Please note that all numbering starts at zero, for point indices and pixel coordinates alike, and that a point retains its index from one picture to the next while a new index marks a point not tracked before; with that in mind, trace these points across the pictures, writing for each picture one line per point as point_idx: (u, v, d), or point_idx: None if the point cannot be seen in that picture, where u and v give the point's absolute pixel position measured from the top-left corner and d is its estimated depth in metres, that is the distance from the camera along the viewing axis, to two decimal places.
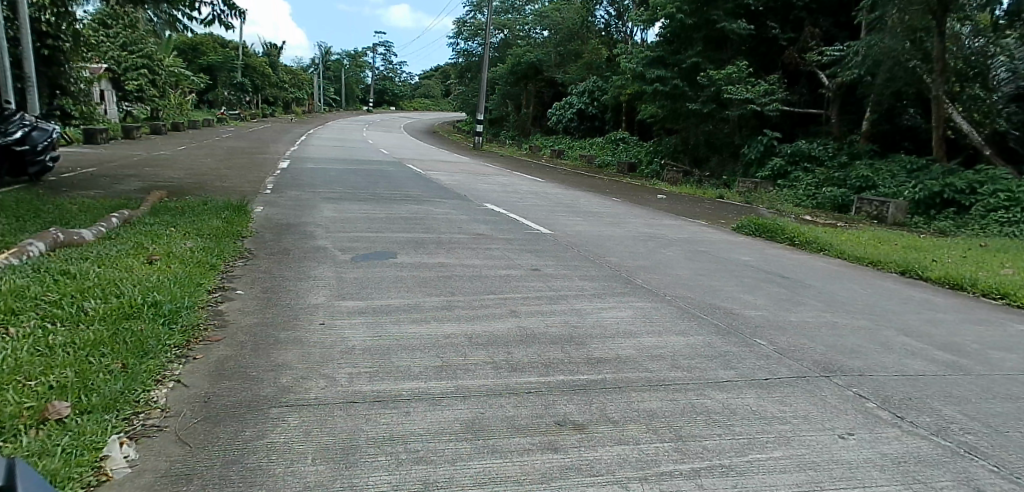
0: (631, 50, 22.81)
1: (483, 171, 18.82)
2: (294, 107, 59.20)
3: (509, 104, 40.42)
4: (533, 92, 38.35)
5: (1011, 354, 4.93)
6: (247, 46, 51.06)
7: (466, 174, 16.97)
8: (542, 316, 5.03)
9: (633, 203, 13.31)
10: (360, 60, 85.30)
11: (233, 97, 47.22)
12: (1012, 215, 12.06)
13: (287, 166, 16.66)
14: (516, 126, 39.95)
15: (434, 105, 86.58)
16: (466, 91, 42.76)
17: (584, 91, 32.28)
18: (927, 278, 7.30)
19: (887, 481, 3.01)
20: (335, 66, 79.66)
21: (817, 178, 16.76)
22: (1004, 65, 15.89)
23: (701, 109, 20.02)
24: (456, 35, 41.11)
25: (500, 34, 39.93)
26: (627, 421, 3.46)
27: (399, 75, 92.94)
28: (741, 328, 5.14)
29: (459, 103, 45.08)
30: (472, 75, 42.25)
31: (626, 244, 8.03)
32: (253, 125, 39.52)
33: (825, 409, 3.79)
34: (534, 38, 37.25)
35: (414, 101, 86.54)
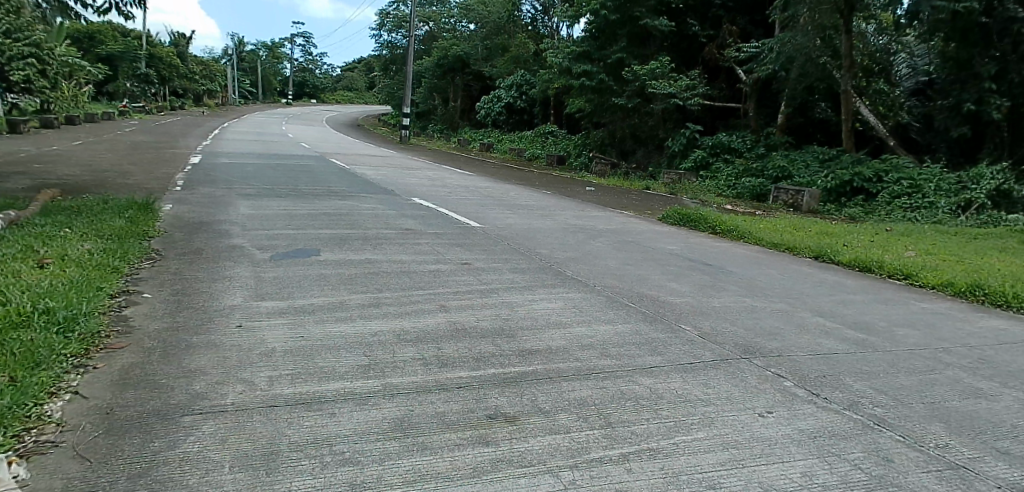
0: (557, 45, 23.01)
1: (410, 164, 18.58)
2: (205, 99, 56.62)
3: (435, 97, 40.21)
4: (460, 85, 38.28)
5: (914, 330, 5.29)
6: (152, 35, 48.42)
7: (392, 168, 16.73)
8: (473, 310, 4.97)
9: (561, 195, 13.45)
10: (278, 52, 82.62)
11: (136, 88, 44.55)
12: (913, 202, 13.12)
13: (197, 161, 15.87)
14: (444, 119, 39.70)
15: (358, 98, 85.01)
16: (390, 84, 42.19)
17: (511, 85, 32.44)
18: (840, 262, 7.70)
19: (805, 455, 3.16)
20: (250, 58, 76.73)
21: (737, 169, 17.42)
22: (905, 62, 17.44)
23: (626, 103, 20.44)
24: (379, 26, 40.48)
25: (425, 26, 40.06)
26: (558, 411, 3.47)
27: (318, 69, 90.61)
28: (667, 314, 5.27)
29: (384, 96, 44.31)
30: (397, 67, 41.65)
31: (555, 235, 8.08)
32: (161, 119, 37.53)
33: (746, 390, 3.93)
34: (460, 31, 37.21)
35: (337, 94, 84.51)
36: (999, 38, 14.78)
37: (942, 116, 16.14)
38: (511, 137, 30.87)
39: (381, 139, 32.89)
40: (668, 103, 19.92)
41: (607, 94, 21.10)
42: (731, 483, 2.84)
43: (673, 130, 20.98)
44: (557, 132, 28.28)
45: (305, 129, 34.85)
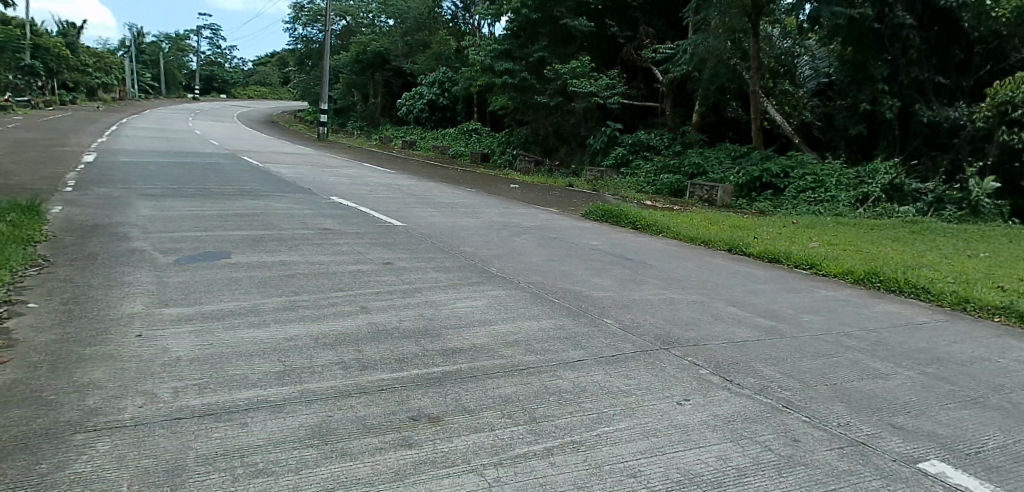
0: (478, 43, 23.02)
1: (328, 163, 18.05)
2: (101, 93, 52.85)
3: (354, 93, 39.39)
4: (380, 81, 37.64)
5: (818, 316, 5.63)
6: (36, 23, 44.71)
7: (309, 166, 16.19)
8: (395, 310, 4.88)
9: (485, 192, 13.45)
10: (183, 44, 78.39)
11: (20, 81, 40.98)
12: (818, 196, 13.94)
13: (92, 159, 14.81)
14: (364, 116, 38.87)
15: (272, 93, 81.97)
16: (307, 79, 40.96)
17: (433, 81, 32.32)
18: (751, 253, 8.07)
19: (719, 439, 3.28)
20: (151, 49, 72.31)
21: (656, 166, 17.96)
22: (808, 64, 18.66)
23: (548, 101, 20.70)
24: (293, 20, 39.27)
25: (342, 21, 39.34)
26: (483, 409, 3.45)
27: (228, 62, 86.66)
28: (591, 308, 5.37)
29: (300, 91, 42.85)
30: (313, 62, 40.44)
31: (480, 233, 8.06)
32: (50, 115, 34.70)
33: (665, 379, 4.04)
34: (378, 26, 36.62)
35: (249, 89, 81.05)
36: (889, 43, 16.20)
37: (841, 115, 17.35)
38: (434, 134, 30.65)
39: (300, 136, 31.84)
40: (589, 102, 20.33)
41: (530, 93, 21.28)
42: (651, 472, 2.92)
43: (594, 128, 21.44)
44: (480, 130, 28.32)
45: (215, 125, 33.17)
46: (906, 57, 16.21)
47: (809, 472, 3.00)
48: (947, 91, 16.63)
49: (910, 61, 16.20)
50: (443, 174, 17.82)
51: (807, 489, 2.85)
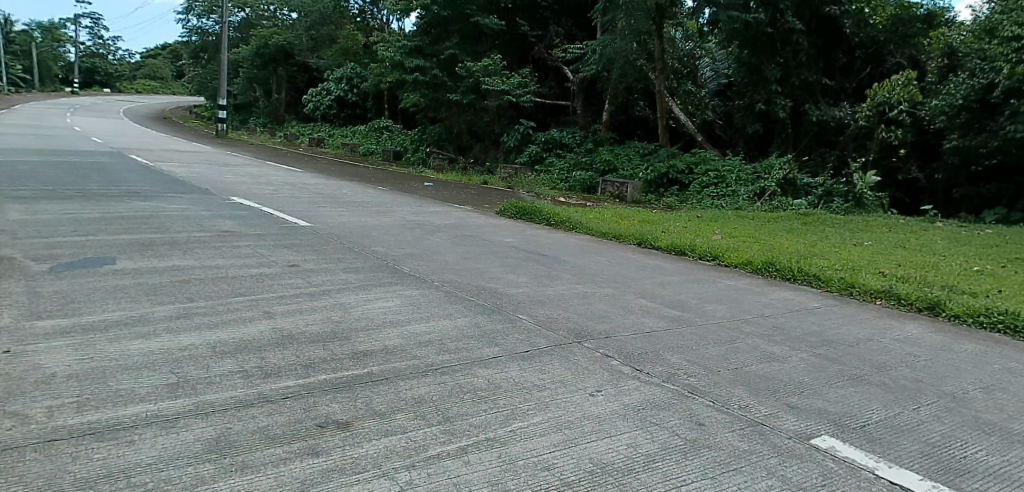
0: (388, 39, 22.61)
1: (230, 161, 17.17)
2: None
3: (256, 89, 37.71)
4: (284, 76, 36.24)
5: (721, 305, 5.91)
6: None
7: (207, 165, 15.32)
8: (301, 314, 4.69)
9: (396, 190, 13.23)
10: (59, 34, 72.21)
11: None
12: (720, 191, 14.69)
13: None
14: (268, 113, 37.26)
15: (165, 88, 77.06)
16: (203, 73, 38.80)
17: (341, 77, 31.32)
18: (659, 247, 8.37)
19: (629, 427, 3.36)
20: (21, 38, 66.13)
21: (569, 163, 18.28)
22: (709, 66, 19.56)
23: (461, 99, 20.63)
24: (186, 10, 37.08)
25: (241, 13, 37.58)
26: (395, 411, 3.37)
27: (113, 54, 80.64)
28: (505, 305, 5.37)
29: (196, 86, 40.51)
30: (210, 55, 38.35)
31: (392, 232, 7.91)
32: None
33: (577, 371, 4.11)
34: (281, 19, 35.24)
35: (139, 82, 75.80)
36: (781, 46, 17.18)
37: (739, 114, 18.20)
38: (343, 131, 29.87)
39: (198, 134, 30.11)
40: (501, 100, 20.44)
41: (442, 90, 21.13)
42: (565, 464, 2.95)
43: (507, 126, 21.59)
44: (392, 127, 27.87)
45: (101, 122, 30.76)
46: (796, 59, 17.25)
47: (712, 454, 3.13)
48: (833, 92, 18.06)
49: (800, 63, 17.26)
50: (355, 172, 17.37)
51: (711, 471, 2.97)
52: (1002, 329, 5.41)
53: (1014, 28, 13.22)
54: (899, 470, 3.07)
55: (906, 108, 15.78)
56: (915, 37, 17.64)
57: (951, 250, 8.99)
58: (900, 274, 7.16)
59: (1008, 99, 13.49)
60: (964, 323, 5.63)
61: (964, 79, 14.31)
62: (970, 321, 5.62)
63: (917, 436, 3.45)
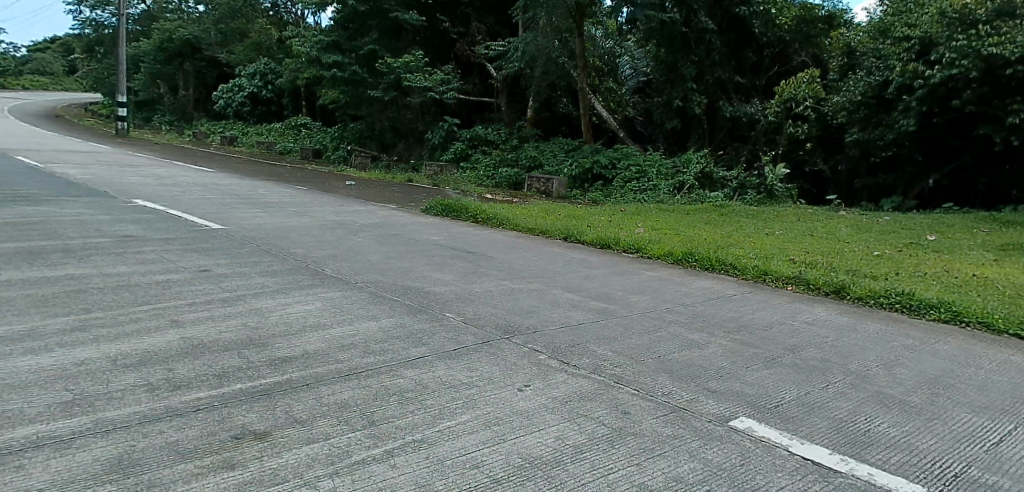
0: (303, 33, 21.88)
1: (134, 162, 16.14)
2: None
3: (161, 85, 35.67)
4: (191, 72, 34.48)
5: (644, 295, 6.05)
6: None
7: (108, 167, 14.32)
8: (214, 322, 4.45)
9: (315, 189, 12.85)
10: None
11: None
12: (642, 185, 15.12)
13: None
14: (173, 110, 35.26)
15: (58, 85, 71.64)
16: (100, 69, 36.30)
17: (254, 73, 30.06)
18: (584, 241, 8.50)
19: (557, 420, 3.38)
20: None
21: (494, 160, 18.32)
22: (629, 64, 19.82)
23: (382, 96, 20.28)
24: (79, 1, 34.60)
25: (141, 5, 35.47)
26: (317, 418, 3.25)
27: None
28: (432, 304, 5.31)
29: (93, 82, 37.85)
30: (107, 50, 35.96)
31: (312, 233, 7.66)
32: None
33: (505, 367, 4.10)
34: (186, 12, 33.48)
35: (25, 77, 70.04)
36: (695, 44, 17.77)
37: (658, 111, 18.83)
38: (258, 129, 28.71)
39: (98, 133, 28.17)
40: (425, 97, 20.26)
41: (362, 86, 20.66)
42: (493, 461, 2.93)
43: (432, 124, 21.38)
44: (310, 125, 27.05)
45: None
46: (710, 58, 17.99)
47: (638, 440, 3.20)
48: (744, 89, 19.03)
49: (713, 62, 18.04)
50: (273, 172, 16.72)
51: (637, 457, 3.02)
52: (900, 308, 5.83)
53: (904, 30, 14.23)
54: (810, 445, 3.23)
55: (811, 104, 16.58)
56: (818, 37, 18.63)
57: (853, 236, 9.60)
58: (809, 261, 7.58)
59: (900, 95, 14.47)
60: (866, 305, 6.02)
61: (862, 76, 15.32)
62: (872, 302, 6.01)
63: (826, 412, 3.64)
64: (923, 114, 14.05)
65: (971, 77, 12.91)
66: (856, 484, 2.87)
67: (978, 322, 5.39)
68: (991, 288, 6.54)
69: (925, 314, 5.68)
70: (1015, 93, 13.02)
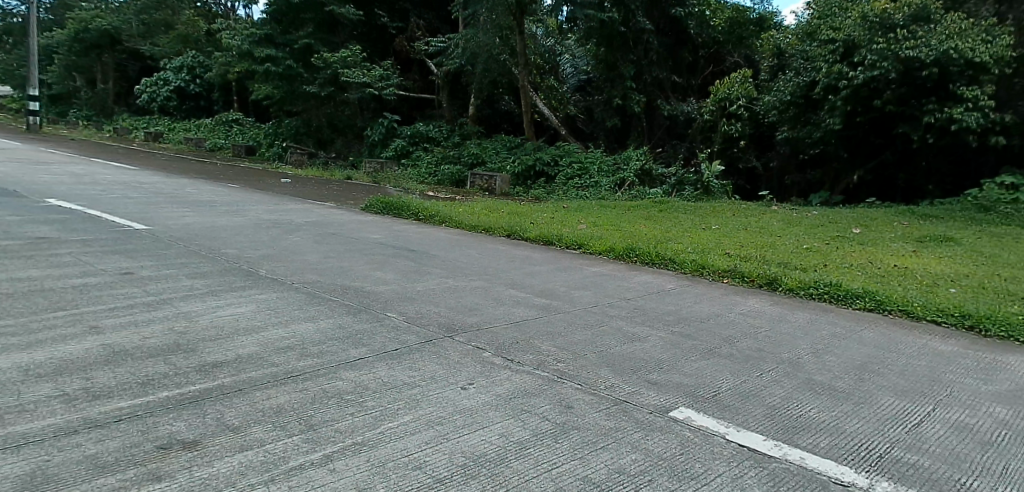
0: (233, 26, 21.10)
1: (49, 159, 15.15)
2: None
3: (78, 78, 33.67)
4: (111, 65, 32.67)
5: (587, 291, 6.12)
6: None
7: (19, 165, 13.38)
8: (137, 327, 4.22)
9: (248, 187, 12.41)
10: None
11: None
12: (584, 182, 15.29)
13: None
14: (91, 104, 33.31)
15: None
16: (9, 60, 33.94)
17: (180, 66, 28.81)
18: (528, 238, 8.51)
19: (501, 417, 3.36)
20: None
21: (436, 157, 18.14)
22: (570, 62, 20.28)
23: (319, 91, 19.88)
24: None
25: None
26: (251, 424, 3.11)
27: None
28: (372, 303, 5.20)
29: None
30: (16, 40, 33.66)
31: (245, 233, 7.38)
32: None
33: (448, 366, 4.05)
34: (105, 1, 31.73)
35: None
36: (634, 44, 18.12)
37: (599, 109, 19.21)
38: (186, 125, 27.52)
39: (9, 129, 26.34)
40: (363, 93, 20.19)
41: (298, 81, 20.07)
42: (436, 461, 2.88)
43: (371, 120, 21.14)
44: (242, 121, 26.15)
45: None
46: (648, 57, 18.36)
47: (581, 434, 3.21)
48: (680, 88, 19.55)
49: (651, 61, 18.41)
50: (203, 170, 16.05)
51: (580, 451, 3.04)
52: (829, 298, 6.10)
53: (829, 33, 14.88)
54: (745, 432, 3.32)
55: (744, 104, 17.20)
56: (749, 39, 19.25)
57: (785, 230, 9.99)
58: (744, 254, 7.82)
59: (826, 95, 15.14)
60: (797, 295, 6.26)
61: (792, 77, 15.97)
62: (802, 293, 6.26)
63: (761, 400, 3.76)
64: (847, 113, 14.76)
65: (891, 79, 13.62)
66: (790, 468, 2.97)
67: (899, 310, 5.70)
68: (910, 278, 6.93)
69: (852, 303, 5.96)
70: (930, 93, 13.81)
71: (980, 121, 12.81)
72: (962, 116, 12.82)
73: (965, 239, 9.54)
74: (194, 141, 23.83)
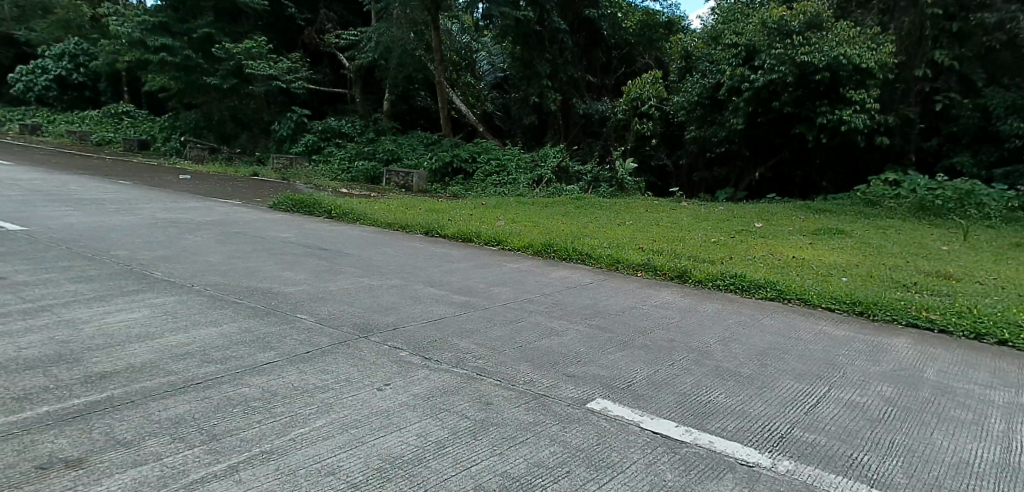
0: (123, 12, 19.67)
1: None
2: None
3: None
4: None
5: (505, 287, 6.11)
6: None
7: None
8: (12, 337, 3.83)
9: (142, 184, 11.63)
10: None
11: None
12: (502, 179, 15.36)
13: None
14: None
15: None
16: None
17: (62, 53, 26.54)
18: (446, 235, 8.43)
19: (419, 417, 3.28)
20: None
21: (350, 153, 17.63)
22: (485, 59, 19.98)
23: (221, 83, 18.89)
24: None
25: None
26: (146, 437, 2.89)
27: None
28: (281, 305, 4.97)
29: None
30: None
31: (138, 233, 6.87)
32: None
33: (363, 367, 3.92)
34: None
35: None
36: (550, 43, 18.43)
37: (516, 106, 19.44)
38: (69, 116, 25.37)
39: None
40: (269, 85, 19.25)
41: (197, 73, 19.00)
42: (351, 465, 2.77)
43: (279, 114, 20.61)
44: (135, 114, 24.47)
45: None
46: (563, 57, 18.68)
47: (500, 430, 3.19)
48: (595, 87, 20.08)
49: (566, 60, 18.85)
50: (92, 166, 14.86)
51: (499, 447, 3.01)
52: (733, 288, 6.40)
53: (733, 37, 15.61)
54: (658, 420, 3.41)
55: (654, 103, 17.80)
56: (659, 42, 19.85)
57: (694, 225, 10.44)
58: (656, 248, 8.09)
59: (730, 96, 15.92)
60: (705, 287, 6.53)
61: (699, 79, 16.66)
62: (710, 284, 6.54)
63: (672, 388, 3.88)
64: (749, 114, 15.59)
65: (788, 83, 14.50)
66: (701, 452, 3.07)
67: (797, 298, 6.05)
68: (807, 268, 7.39)
69: (754, 293, 6.27)
70: (824, 97, 14.79)
71: (866, 122, 13.87)
72: (851, 117, 13.85)
73: (855, 231, 10.29)
74: (79, 135, 22.14)
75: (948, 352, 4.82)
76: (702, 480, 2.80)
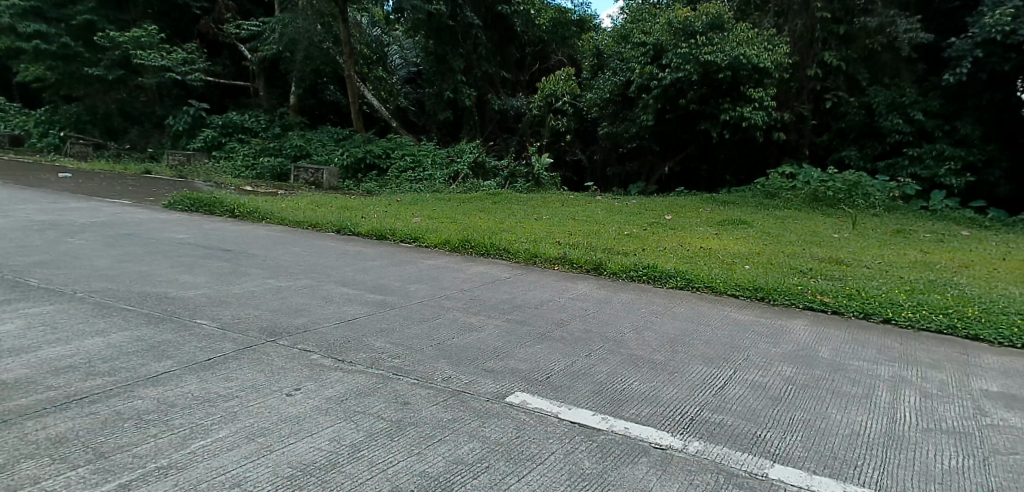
0: None
1: None
2: None
3: None
4: None
5: (421, 285, 5.99)
6: None
7: None
8: None
9: (16, 183, 10.66)
10: None
11: None
12: (417, 175, 15.17)
13: None
14: None
15: None
16: None
17: None
18: (360, 233, 8.17)
19: (331, 421, 3.14)
20: None
21: (254, 149, 16.84)
22: (397, 53, 19.58)
23: (105, 74, 17.83)
24: None
25: None
26: (21, 460, 2.61)
27: None
28: (179, 310, 4.65)
29: None
30: None
31: (11, 236, 6.27)
32: None
33: (271, 372, 3.72)
34: None
35: None
36: (463, 38, 18.30)
37: (430, 102, 19.37)
38: None
39: None
40: (161, 78, 17.99)
41: (76, 63, 18.13)
42: (257, 475, 2.62)
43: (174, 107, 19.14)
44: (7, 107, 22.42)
45: None
46: (477, 52, 18.74)
47: (418, 429, 3.11)
48: (510, 83, 20.20)
49: (480, 56, 18.82)
50: None
51: (416, 446, 2.93)
52: (647, 279, 6.59)
53: (640, 36, 15.92)
54: (575, 410, 3.44)
55: (569, 100, 18.21)
56: (571, 39, 20.14)
57: (608, 218, 10.70)
58: (572, 242, 8.20)
59: (640, 93, 16.42)
60: (620, 278, 6.68)
61: (610, 77, 17.10)
62: (624, 275, 6.70)
63: (589, 378, 3.93)
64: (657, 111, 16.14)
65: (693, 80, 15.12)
66: (617, 439, 3.12)
67: (705, 286, 6.31)
68: (713, 257, 7.73)
69: (666, 282, 6.48)
70: (725, 95, 15.55)
71: (764, 119, 14.66)
72: (751, 114, 14.62)
73: (756, 221, 10.87)
74: None
75: (840, 332, 5.15)
76: (618, 466, 2.85)
